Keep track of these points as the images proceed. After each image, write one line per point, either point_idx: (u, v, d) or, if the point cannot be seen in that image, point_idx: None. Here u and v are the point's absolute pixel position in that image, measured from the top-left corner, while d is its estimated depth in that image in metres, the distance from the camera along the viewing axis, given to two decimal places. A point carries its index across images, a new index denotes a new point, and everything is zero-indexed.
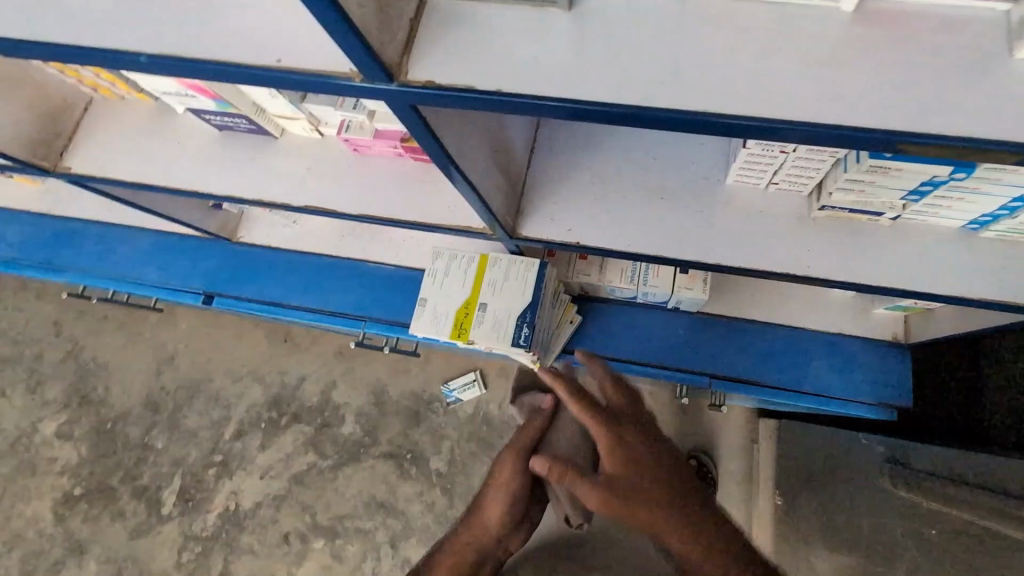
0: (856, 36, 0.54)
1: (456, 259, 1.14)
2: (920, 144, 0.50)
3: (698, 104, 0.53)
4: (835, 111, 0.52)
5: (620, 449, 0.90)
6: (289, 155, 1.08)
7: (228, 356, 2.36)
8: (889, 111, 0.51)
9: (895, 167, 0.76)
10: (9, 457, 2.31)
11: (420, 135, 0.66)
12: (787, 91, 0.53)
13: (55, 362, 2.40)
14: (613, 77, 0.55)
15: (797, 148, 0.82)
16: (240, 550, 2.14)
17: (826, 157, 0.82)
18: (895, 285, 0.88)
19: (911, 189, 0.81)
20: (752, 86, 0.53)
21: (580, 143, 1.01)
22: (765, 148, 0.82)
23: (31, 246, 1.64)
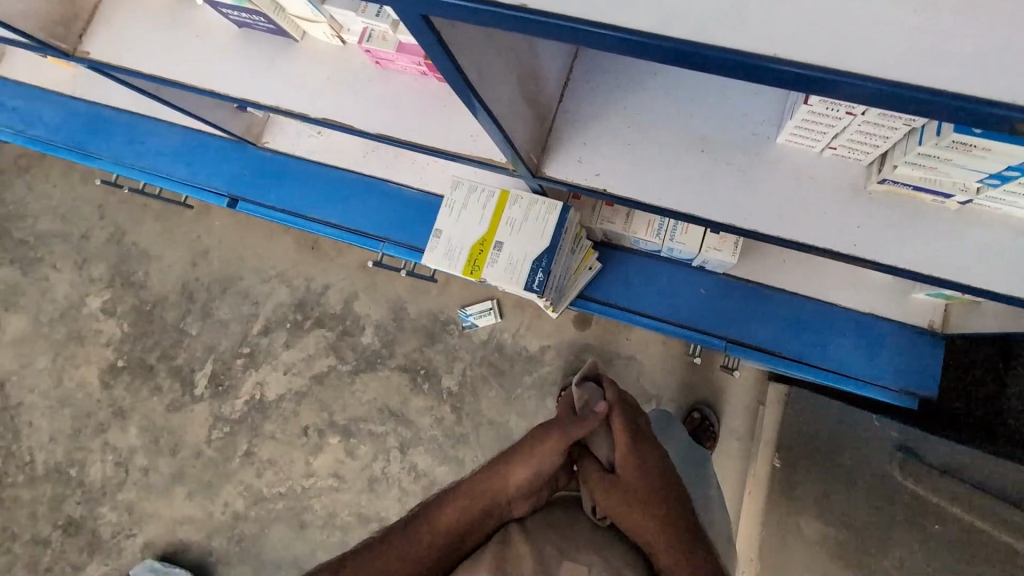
0: None
1: (476, 191, 1.09)
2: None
3: (754, 46, 0.45)
4: (932, 72, 0.42)
5: (637, 454, 0.92)
6: (311, 61, 1.01)
7: (258, 256, 2.42)
8: (994, 76, 0.41)
9: (982, 146, 0.66)
10: (60, 324, 2.49)
11: (434, 54, 0.59)
12: (875, 43, 0.43)
13: (99, 242, 2.51)
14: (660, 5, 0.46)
15: (864, 113, 0.70)
16: (264, 435, 2.31)
17: (898, 126, 0.71)
18: (948, 277, 0.79)
19: (994, 173, 0.70)
20: (824, 30, 0.44)
21: (621, 78, 0.91)
22: (829, 107, 0.72)
23: (67, 130, 1.65)
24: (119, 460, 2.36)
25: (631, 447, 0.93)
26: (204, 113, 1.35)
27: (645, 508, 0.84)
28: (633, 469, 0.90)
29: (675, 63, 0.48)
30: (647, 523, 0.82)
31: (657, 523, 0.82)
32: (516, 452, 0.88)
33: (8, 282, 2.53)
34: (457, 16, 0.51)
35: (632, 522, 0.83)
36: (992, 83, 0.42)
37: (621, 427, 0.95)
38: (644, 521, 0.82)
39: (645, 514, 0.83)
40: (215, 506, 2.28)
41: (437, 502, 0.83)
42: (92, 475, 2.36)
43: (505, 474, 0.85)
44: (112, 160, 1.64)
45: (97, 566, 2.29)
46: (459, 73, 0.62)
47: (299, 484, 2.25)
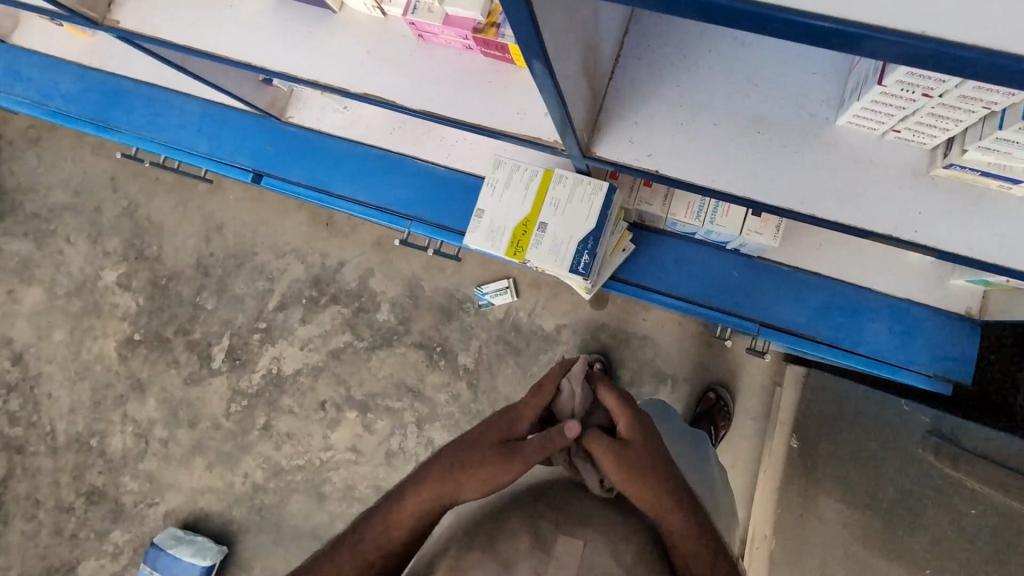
0: None
1: (518, 171, 1.07)
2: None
3: (877, 19, 0.41)
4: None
5: (640, 426, 0.86)
6: (348, 34, 0.98)
7: (272, 232, 2.40)
8: None
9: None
10: (75, 297, 2.49)
11: (516, 20, 0.55)
12: (1014, 19, 0.39)
13: (112, 215, 2.49)
14: None
15: (944, 94, 0.67)
16: (281, 409, 2.33)
17: (976, 108, 0.68)
18: (1009, 266, 0.78)
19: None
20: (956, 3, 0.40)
21: (675, 54, 0.87)
22: (906, 88, 0.68)
23: (86, 102, 1.62)
24: (139, 431, 2.40)
25: (632, 420, 0.86)
26: (227, 85, 1.32)
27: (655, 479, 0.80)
28: (638, 440, 0.84)
29: (778, 33, 0.44)
30: (659, 494, 0.79)
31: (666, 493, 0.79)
32: (472, 464, 0.78)
33: (22, 255, 2.52)
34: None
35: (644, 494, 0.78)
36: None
37: (620, 403, 0.88)
38: (658, 492, 0.78)
39: (657, 486, 0.79)
40: (235, 477, 2.32)
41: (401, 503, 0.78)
42: (113, 446, 2.40)
43: (461, 490, 0.77)
44: (131, 133, 1.61)
45: (122, 533, 2.35)
46: (537, 43, 0.59)
47: (317, 457, 2.28)
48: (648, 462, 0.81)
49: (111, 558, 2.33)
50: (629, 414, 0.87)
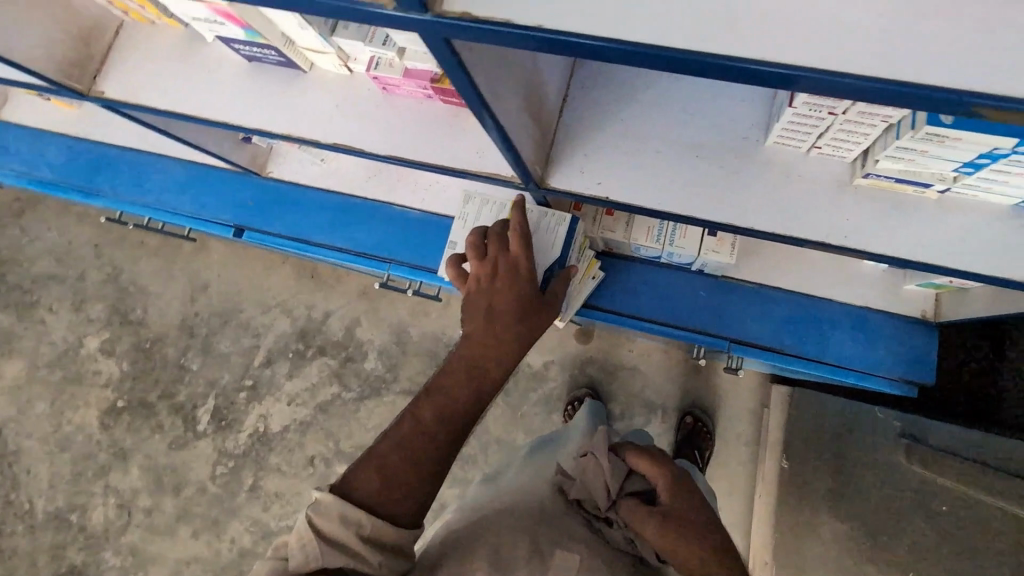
0: None
1: (488, 204, 1.13)
2: (1004, 108, 0.44)
3: (751, 51, 0.48)
4: (912, 61, 0.46)
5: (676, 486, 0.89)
6: (320, 92, 1.07)
7: (257, 289, 2.44)
8: (973, 71, 0.45)
9: (954, 137, 0.71)
10: (58, 367, 2.47)
11: (449, 69, 0.62)
12: (863, 45, 0.46)
13: (96, 283, 2.52)
14: (662, 17, 0.49)
15: (846, 112, 0.76)
16: (269, 468, 2.29)
17: (877, 122, 0.77)
18: (934, 263, 0.84)
19: (966, 162, 0.76)
20: (813, 33, 0.47)
21: (616, 91, 0.96)
22: (813, 108, 0.77)
23: (71, 170, 1.68)
24: (121, 502, 2.33)
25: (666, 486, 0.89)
26: (209, 145, 1.40)
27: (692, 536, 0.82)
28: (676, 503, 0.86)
29: (665, 67, 0.51)
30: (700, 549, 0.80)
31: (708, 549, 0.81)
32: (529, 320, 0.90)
33: (5, 328, 2.52)
34: (473, 36, 0.54)
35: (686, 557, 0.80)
36: (974, 71, 0.45)
37: (655, 468, 0.90)
38: (702, 554, 0.79)
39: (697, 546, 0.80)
40: (222, 544, 2.25)
41: (485, 374, 0.80)
42: (94, 521, 2.32)
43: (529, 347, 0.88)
44: (116, 197, 1.67)
45: None
46: (472, 87, 0.66)
47: None
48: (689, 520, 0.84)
49: None
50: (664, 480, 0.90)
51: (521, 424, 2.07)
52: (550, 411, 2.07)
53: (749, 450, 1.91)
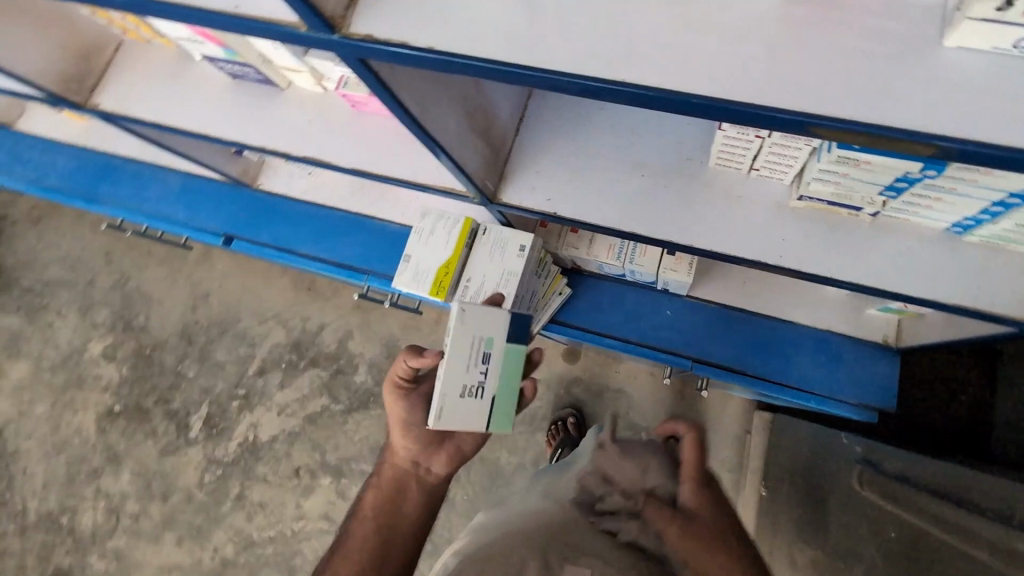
0: (792, 16, 0.56)
1: (442, 220, 1.24)
2: (829, 127, 0.53)
3: (624, 74, 0.56)
4: (751, 86, 0.54)
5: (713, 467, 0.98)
6: (300, 108, 1.15)
7: (255, 300, 2.49)
8: (796, 97, 0.53)
9: (864, 161, 0.78)
10: (60, 370, 2.54)
11: (372, 85, 0.70)
12: (713, 75, 0.55)
13: (104, 289, 2.60)
14: (556, 46, 0.58)
15: (771, 135, 0.84)
16: (255, 478, 2.31)
17: (801, 146, 0.84)
18: (858, 281, 0.92)
19: (887, 185, 0.83)
20: (669, 63, 0.56)
21: (573, 115, 1.07)
22: (740, 132, 0.85)
23: (78, 178, 1.79)
24: (111, 506, 2.35)
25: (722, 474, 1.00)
26: (203, 157, 1.45)
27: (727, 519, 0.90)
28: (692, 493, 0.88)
29: (549, 86, 0.59)
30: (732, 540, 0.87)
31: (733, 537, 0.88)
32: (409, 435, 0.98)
33: (15, 330, 2.60)
34: (377, 56, 0.61)
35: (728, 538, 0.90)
36: (802, 96, 0.53)
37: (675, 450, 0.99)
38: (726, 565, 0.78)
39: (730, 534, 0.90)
40: (205, 553, 2.26)
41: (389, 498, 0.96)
42: (83, 524, 2.35)
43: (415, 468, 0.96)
44: (115, 205, 1.76)
45: None
46: (397, 103, 0.74)
47: (289, 528, 2.24)
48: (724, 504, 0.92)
49: None
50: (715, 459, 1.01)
51: (504, 442, 2.08)
52: (534, 431, 2.07)
53: (731, 477, 1.89)
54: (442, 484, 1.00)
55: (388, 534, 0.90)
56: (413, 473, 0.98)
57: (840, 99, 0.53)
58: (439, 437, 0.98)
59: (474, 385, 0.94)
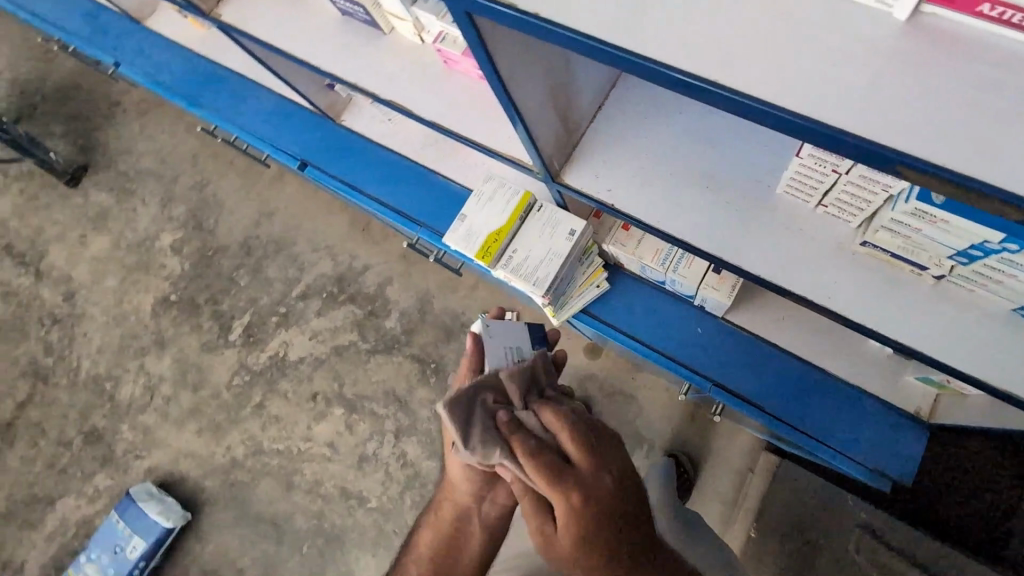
0: (890, 51, 0.59)
1: (502, 187, 1.28)
2: (917, 168, 0.54)
3: (712, 73, 0.60)
4: (842, 113, 0.56)
5: (556, 480, 0.83)
6: (396, 56, 1.21)
7: (313, 228, 2.62)
8: (874, 127, 0.56)
9: (941, 218, 0.77)
10: (133, 251, 2.74)
11: (468, 36, 0.74)
12: (797, 90, 0.58)
13: (185, 187, 2.78)
14: (656, 36, 0.62)
15: (848, 172, 0.81)
16: (277, 391, 2.46)
17: (878, 191, 0.82)
18: (903, 340, 0.90)
19: (960, 249, 0.80)
20: (759, 71, 0.59)
21: (651, 112, 1.07)
22: (819, 162, 0.83)
23: (186, 80, 1.93)
24: (149, 384, 2.56)
25: (583, 432, 0.87)
26: (299, 84, 1.54)
27: (617, 493, 0.85)
28: (570, 554, 0.84)
29: (641, 73, 0.63)
30: (630, 516, 0.86)
31: (629, 510, 0.86)
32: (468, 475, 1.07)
33: (102, 206, 2.81)
34: (489, 14, 0.67)
35: (633, 478, 0.88)
36: (893, 135, 0.55)
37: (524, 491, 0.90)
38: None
39: (630, 491, 0.87)
40: (218, 448, 2.44)
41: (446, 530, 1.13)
42: (123, 393, 2.57)
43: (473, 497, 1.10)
44: (212, 111, 1.89)
45: (104, 478, 2.47)
46: (490, 61, 0.78)
47: (297, 445, 2.38)
48: (594, 497, 0.83)
49: (88, 500, 2.45)
50: (574, 442, 0.86)
51: None
52: None
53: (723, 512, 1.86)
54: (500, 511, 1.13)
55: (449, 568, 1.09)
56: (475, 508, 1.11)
57: (928, 144, 0.54)
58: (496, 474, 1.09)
59: None
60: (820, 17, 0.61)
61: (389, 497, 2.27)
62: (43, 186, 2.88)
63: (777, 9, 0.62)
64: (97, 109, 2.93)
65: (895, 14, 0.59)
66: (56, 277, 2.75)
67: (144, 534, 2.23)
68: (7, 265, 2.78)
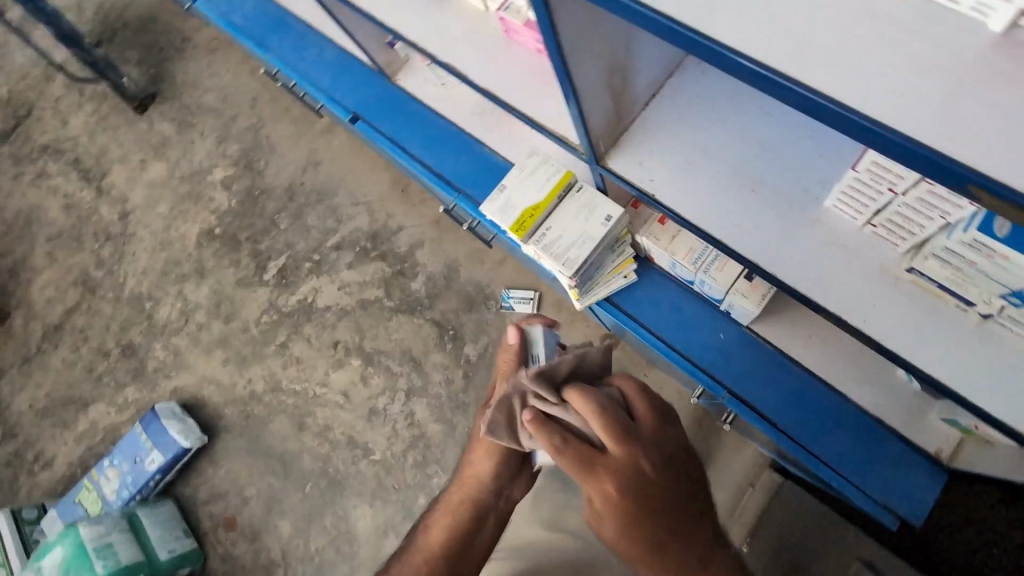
0: (973, 68, 0.56)
1: (545, 164, 1.26)
2: (996, 193, 0.50)
3: (779, 64, 0.58)
4: (916, 123, 0.54)
5: (594, 472, 0.95)
6: (458, 19, 1.20)
7: (355, 182, 2.66)
8: (942, 139, 0.53)
9: (1000, 254, 0.72)
10: (186, 182, 2.85)
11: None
12: (867, 94, 0.56)
13: (241, 126, 2.86)
14: (725, 21, 0.61)
15: (905, 192, 0.77)
16: (301, 335, 2.54)
17: (935, 218, 0.77)
18: (937, 377, 0.85)
19: (1014, 290, 0.75)
20: (830, 69, 0.57)
21: (708, 105, 1.04)
22: (876, 178, 0.79)
23: (256, 21, 1.98)
24: (185, 310, 2.68)
25: (617, 423, 0.98)
26: (361, 37, 1.55)
27: (655, 485, 0.95)
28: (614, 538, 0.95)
29: (705, 57, 0.62)
30: (671, 502, 0.95)
31: (668, 497, 0.95)
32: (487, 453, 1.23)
33: (164, 135, 2.93)
34: None
35: (672, 461, 0.99)
36: (971, 155, 0.52)
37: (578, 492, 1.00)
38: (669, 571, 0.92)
39: (670, 469, 0.98)
40: (240, 380, 2.55)
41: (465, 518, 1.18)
42: (160, 314, 2.70)
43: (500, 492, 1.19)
44: (276, 54, 1.92)
45: (134, 391, 2.62)
46: (553, 29, 0.77)
47: (312, 389, 2.47)
48: (627, 484, 0.94)
49: (118, 409, 2.61)
50: (608, 434, 0.97)
51: None
52: None
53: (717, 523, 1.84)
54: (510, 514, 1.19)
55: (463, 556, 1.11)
56: (491, 504, 1.17)
57: (1008, 167, 0.51)
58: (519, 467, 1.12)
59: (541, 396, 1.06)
60: (904, 26, 0.59)
61: (392, 453, 2.33)
62: (113, 109, 3.01)
63: (859, 11, 0.60)
64: (170, 41, 3.03)
65: (989, 25, 0.56)
66: (114, 196, 2.89)
67: (163, 450, 2.35)
68: (72, 178, 2.94)
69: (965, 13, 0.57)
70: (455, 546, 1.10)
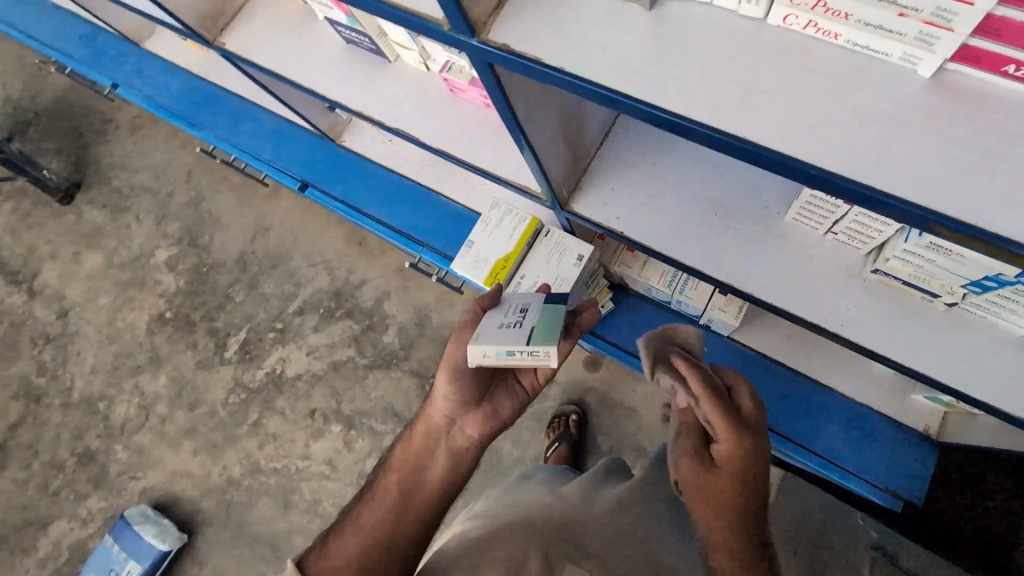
0: (912, 103, 0.59)
1: (510, 214, 1.26)
2: (948, 225, 0.54)
3: (731, 123, 0.60)
4: (867, 166, 0.57)
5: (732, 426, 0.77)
6: (402, 83, 1.20)
7: (309, 242, 2.59)
8: (893, 177, 0.56)
9: (956, 252, 0.76)
10: (128, 268, 2.71)
11: (486, 79, 0.75)
12: (816, 141, 0.59)
13: (179, 203, 2.76)
14: (673, 87, 0.63)
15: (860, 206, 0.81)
16: (274, 409, 2.43)
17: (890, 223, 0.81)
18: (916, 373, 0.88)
19: (973, 280, 0.79)
20: (781, 120, 0.60)
21: (658, 141, 1.06)
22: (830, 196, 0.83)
23: (185, 101, 1.92)
24: (143, 403, 2.52)
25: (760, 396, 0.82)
26: (299, 107, 1.52)
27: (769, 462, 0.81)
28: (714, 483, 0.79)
29: (661, 125, 0.64)
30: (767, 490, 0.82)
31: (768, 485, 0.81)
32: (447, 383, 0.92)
33: (96, 223, 2.78)
34: (507, 64, 0.69)
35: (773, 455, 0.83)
36: (922, 189, 0.55)
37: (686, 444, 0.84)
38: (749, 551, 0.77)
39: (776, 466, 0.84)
40: (215, 468, 2.40)
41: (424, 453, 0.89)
42: (116, 413, 2.52)
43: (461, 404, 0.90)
44: (211, 132, 1.87)
45: (97, 501, 2.43)
46: (506, 101, 0.79)
47: (294, 464, 2.35)
48: (753, 455, 0.78)
49: (81, 523, 2.41)
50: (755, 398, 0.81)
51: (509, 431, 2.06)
52: (540, 429, 2.01)
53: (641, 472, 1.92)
54: (470, 450, 0.89)
55: (409, 505, 0.84)
56: (445, 431, 0.90)
57: (956, 197, 0.55)
58: (479, 395, 0.92)
59: (512, 321, 0.92)
60: (841, 70, 0.61)
61: None
62: (36, 204, 2.84)
63: (798, 61, 0.62)
64: (90, 126, 2.90)
65: (919, 71, 0.59)
66: (48, 296, 2.71)
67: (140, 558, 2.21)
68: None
69: (895, 60, 0.60)
70: (397, 499, 0.84)
